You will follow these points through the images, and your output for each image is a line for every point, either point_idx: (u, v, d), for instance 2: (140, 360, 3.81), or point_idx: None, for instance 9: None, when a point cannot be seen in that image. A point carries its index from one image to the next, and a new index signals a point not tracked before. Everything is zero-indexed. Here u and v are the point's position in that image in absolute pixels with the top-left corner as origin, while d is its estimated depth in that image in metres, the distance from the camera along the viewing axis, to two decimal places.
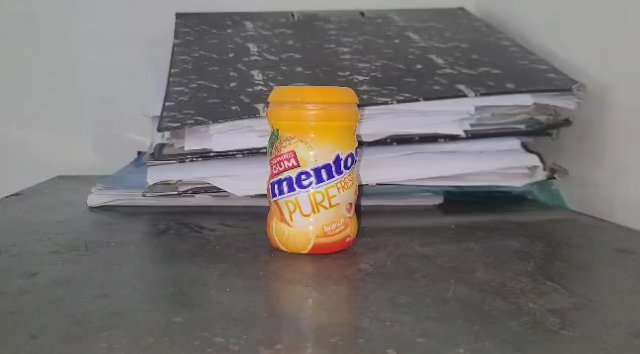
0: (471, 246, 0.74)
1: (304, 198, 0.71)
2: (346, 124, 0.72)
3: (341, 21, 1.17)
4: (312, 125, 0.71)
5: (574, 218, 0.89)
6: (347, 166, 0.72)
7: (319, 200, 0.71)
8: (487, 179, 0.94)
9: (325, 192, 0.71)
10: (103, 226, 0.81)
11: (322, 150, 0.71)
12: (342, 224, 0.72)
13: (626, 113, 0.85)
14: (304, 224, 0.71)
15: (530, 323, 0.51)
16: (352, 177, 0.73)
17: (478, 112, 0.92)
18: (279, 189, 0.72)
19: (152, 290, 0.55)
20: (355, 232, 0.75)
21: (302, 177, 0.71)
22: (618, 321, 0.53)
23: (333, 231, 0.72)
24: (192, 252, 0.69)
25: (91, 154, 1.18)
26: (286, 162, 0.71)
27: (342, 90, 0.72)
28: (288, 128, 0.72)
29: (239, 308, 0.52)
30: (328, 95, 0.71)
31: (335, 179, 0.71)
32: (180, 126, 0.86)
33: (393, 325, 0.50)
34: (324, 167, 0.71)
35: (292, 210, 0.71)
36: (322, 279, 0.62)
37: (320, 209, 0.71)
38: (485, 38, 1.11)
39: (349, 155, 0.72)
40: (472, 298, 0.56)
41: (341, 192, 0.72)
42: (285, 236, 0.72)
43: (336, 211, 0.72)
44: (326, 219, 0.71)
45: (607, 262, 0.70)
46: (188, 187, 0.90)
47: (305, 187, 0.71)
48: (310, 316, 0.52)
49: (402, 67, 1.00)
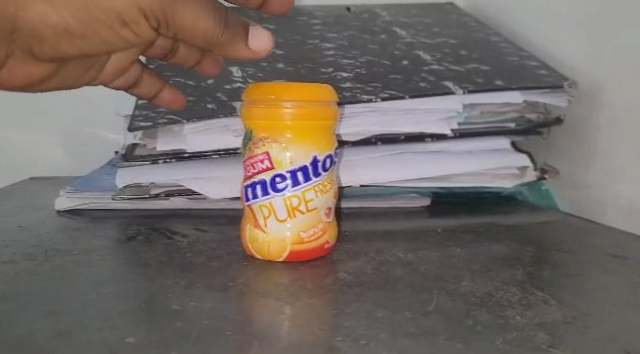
0: (457, 252, 0.70)
1: (279, 203, 0.67)
2: (323, 122, 0.68)
3: (326, 17, 1.13)
4: (287, 125, 0.67)
5: (565, 220, 0.85)
6: (325, 168, 0.69)
7: (296, 205, 0.67)
8: (474, 181, 0.91)
9: (301, 196, 0.67)
10: (69, 232, 0.77)
11: (298, 152, 0.67)
12: (321, 230, 0.68)
13: (618, 111, 0.81)
14: (279, 230, 0.67)
15: (517, 340, 0.48)
16: (330, 180, 0.69)
17: (466, 110, 0.87)
18: (253, 193, 0.68)
19: (112, 306, 0.51)
20: (334, 238, 0.70)
21: (277, 179, 0.67)
22: (612, 338, 0.49)
23: (310, 237, 0.67)
24: (159, 261, 0.65)
25: (59, 152, 1.13)
26: (260, 164, 0.68)
27: (319, 87, 0.68)
28: (262, 127, 0.68)
29: (201, 325, 0.48)
30: (303, 92, 0.67)
31: (312, 182, 0.68)
32: (151, 126, 0.82)
33: (368, 344, 0.46)
34: (300, 169, 0.67)
35: (266, 216, 0.68)
36: (296, 291, 0.58)
37: (296, 213, 0.67)
38: (474, 34, 1.07)
39: (327, 156, 0.69)
40: (455, 310, 0.52)
41: (319, 196, 0.68)
42: (259, 244, 0.68)
43: (313, 215, 0.68)
44: (303, 225, 0.67)
45: (600, 268, 0.66)
46: (161, 190, 0.86)
47: (280, 191, 0.67)
48: (279, 334, 0.48)
49: (388, 63, 0.95)
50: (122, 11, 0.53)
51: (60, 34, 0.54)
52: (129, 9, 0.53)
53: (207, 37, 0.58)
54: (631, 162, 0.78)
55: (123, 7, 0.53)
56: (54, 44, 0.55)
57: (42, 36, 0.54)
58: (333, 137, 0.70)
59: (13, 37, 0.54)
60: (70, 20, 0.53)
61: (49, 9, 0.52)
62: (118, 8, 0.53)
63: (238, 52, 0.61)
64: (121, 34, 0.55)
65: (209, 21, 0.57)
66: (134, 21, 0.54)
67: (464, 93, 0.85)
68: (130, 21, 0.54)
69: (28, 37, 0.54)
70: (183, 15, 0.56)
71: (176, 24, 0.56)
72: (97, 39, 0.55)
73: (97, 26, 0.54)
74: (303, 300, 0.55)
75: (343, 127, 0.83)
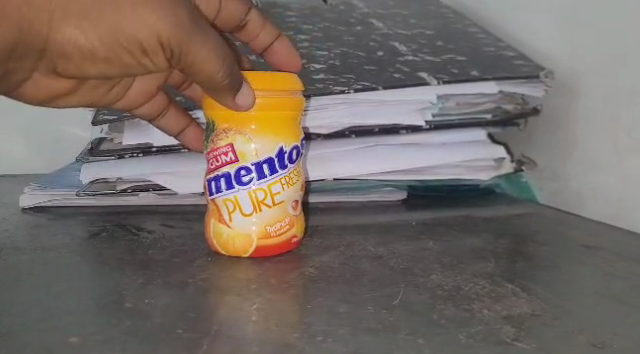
0: (429, 245, 0.68)
1: (244, 197, 0.65)
2: (287, 111, 0.65)
3: (301, 9, 1.09)
4: (250, 115, 0.64)
5: (541, 212, 0.83)
6: (292, 160, 0.67)
7: (262, 198, 0.65)
8: (452, 174, 0.88)
9: (267, 189, 0.65)
10: (30, 230, 0.74)
11: (264, 143, 0.65)
12: (287, 224, 0.66)
13: (595, 102, 0.79)
14: (245, 224, 0.65)
15: (481, 335, 0.49)
16: (298, 172, 0.67)
17: (441, 101, 0.85)
18: (217, 186, 0.66)
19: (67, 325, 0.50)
20: (302, 231, 0.69)
21: (242, 172, 0.65)
22: (580, 330, 0.50)
23: (276, 231, 0.66)
24: (121, 261, 0.63)
25: (21, 149, 1.09)
26: (223, 156, 0.65)
27: (282, 75, 0.64)
28: (224, 117, 0.65)
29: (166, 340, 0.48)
30: (266, 81, 0.63)
31: (278, 175, 0.65)
32: (117, 118, 0.79)
33: (325, 341, 0.48)
34: (265, 162, 0.65)
35: (231, 210, 0.65)
36: (261, 292, 0.56)
37: (262, 207, 0.65)
38: (452, 24, 1.04)
39: (294, 147, 0.66)
40: (420, 303, 0.54)
41: (286, 189, 0.66)
42: (224, 239, 0.66)
43: (280, 209, 0.66)
44: (269, 219, 0.65)
45: (574, 261, 0.64)
46: (128, 185, 0.82)
47: (245, 184, 0.65)
48: (252, 330, 0.50)
49: (363, 54, 0.92)
50: (144, 41, 0.55)
51: (85, 55, 0.56)
52: (152, 42, 0.55)
53: (223, 78, 0.59)
54: (608, 154, 0.77)
55: (146, 38, 0.55)
56: (78, 64, 0.57)
57: (70, 57, 0.56)
58: (299, 125, 0.68)
59: (41, 54, 0.56)
60: (96, 43, 0.55)
61: (78, 32, 0.54)
62: (142, 38, 0.55)
63: (226, 102, 0.62)
64: (141, 62, 0.58)
65: (219, 67, 0.58)
66: (154, 52, 0.56)
67: (438, 83, 0.82)
68: (151, 52, 0.56)
69: (55, 55, 0.56)
70: (203, 53, 0.57)
71: (190, 64, 0.58)
72: (118, 63, 0.58)
73: (121, 52, 0.56)
74: (270, 305, 0.54)
75: (310, 119, 0.81)
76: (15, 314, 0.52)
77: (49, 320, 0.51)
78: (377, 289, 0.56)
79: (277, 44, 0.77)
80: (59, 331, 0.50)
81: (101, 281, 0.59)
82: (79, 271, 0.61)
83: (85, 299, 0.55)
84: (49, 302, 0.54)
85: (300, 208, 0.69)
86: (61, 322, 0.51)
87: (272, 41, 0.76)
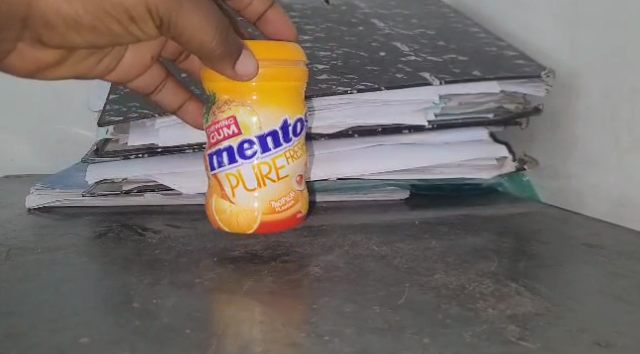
0: (433, 244, 0.69)
1: (248, 171, 0.68)
2: (288, 82, 0.68)
3: (303, 9, 1.09)
4: (252, 86, 0.67)
5: (543, 210, 0.84)
6: (296, 133, 0.70)
7: (266, 173, 0.68)
8: (453, 173, 0.88)
9: (271, 163, 0.68)
10: (37, 231, 0.75)
11: (266, 114, 0.68)
12: (290, 198, 0.70)
13: (597, 100, 0.79)
14: (248, 199, 0.69)
15: (485, 334, 0.50)
16: (300, 146, 0.71)
17: (443, 101, 0.85)
18: (219, 160, 0.69)
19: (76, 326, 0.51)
20: (304, 206, 0.73)
21: (245, 146, 0.68)
22: (582, 329, 0.51)
23: (279, 205, 0.69)
24: (127, 261, 0.64)
25: (26, 149, 1.10)
26: (225, 129, 0.68)
27: (283, 45, 0.68)
28: (226, 89, 0.68)
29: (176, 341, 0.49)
30: (267, 51, 0.67)
31: (282, 148, 0.69)
32: (123, 120, 0.80)
33: (332, 340, 0.49)
34: (269, 135, 0.68)
35: (235, 185, 0.69)
36: (268, 292, 0.56)
37: (266, 181, 0.69)
38: (453, 24, 1.05)
39: (297, 120, 0.70)
40: (425, 303, 0.54)
41: (289, 163, 0.70)
42: (229, 215, 0.69)
43: (283, 183, 0.69)
44: (274, 193, 0.69)
45: (576, 259, 0.65)
46: (133, 186, 0.83)
47: (249, 158, 0.68)
48: (259, 331, 0.50)
49: (365, 54, 0.92)
50: (130, 9, 0.59)
51: (69, 23, 0.60)
52: (138, 8, 0.59)
53: (210, 49, 0.62)
54: (609, 153, 0.77)
55: (132, 6, 0.59)
56: (64, 33, 0.61)
57: (54, 24, 0.60)
58: (301, 97, 0.71)
59: (25, 23, 0.60)
60: (80, 11, 0.59)
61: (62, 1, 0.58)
62: (129, 6, 0.59)
63: (224, 70, 0.65)
64: (128, 29, 0.62)
65: (210, 35, 0.61)
66: (140, 18, 0.60)
67: (440, 83, 0.83)
68: (137, 18, 0.60)
69: (40, 24, 0.60)
70: (189, 22, 0.60)
71: (177, 31, 0.61)
72: (105, 31, 0.61)
73: (106, 19, 0.60)
74: (278, 304, 0.54)
75: (316, 119, 0.82)
76: (25, 314, 0.53)
77: (58, 320, 0.52)
78: (381, 288, 0.57)
79: (272, 13, 0.79)
80: (69, 331, 0.51)
81: (108, 281, 0.59)
82: (86, 271, 0.62)
83: (93, 299, 0.56)
84: (57, 303, 0.55)
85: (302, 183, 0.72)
86: (70, 322, 0.52)
87: (266, 10, 0.78)
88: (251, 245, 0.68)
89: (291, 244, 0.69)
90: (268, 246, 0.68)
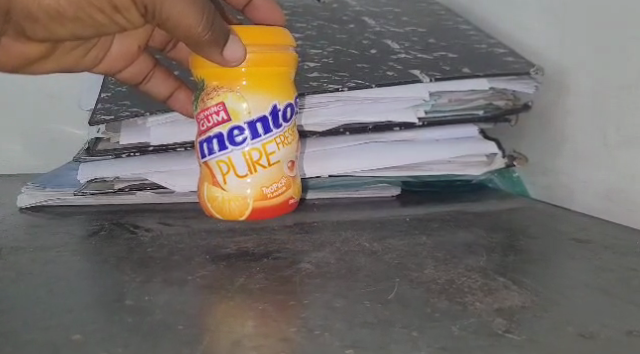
0: (423, 241, 0.69)
1: (239, 158, 0.69)
2: (276, 66, 0.69)
3: (295, 7, 1.10)
4: (241, 72, 0.68)
5: (532, 206, 0.84)
6: (287, 119, 0.71)
7: (257, 159, 0.69)
8: (444, 170, 0.89)
9: (262, 149, 0.69)
10: (29, 230, 0.75)
11: (255, 99, 0.69)
12: (282, 185, 0.71)
13: (585, 95, 0.80)
14: (240, 186, 0.69)
15: (474, 327, 0.51)
16: (291, 131, 0.71)
17: (434, 98, 0.86)
18: (209, 148, 0.70)
19: (69, 325, 0.51)
20: (296, 192, 0.74)
21: (235, 132, 0.68)
22: (567, 321, 0.52)
23: (271, 192, 0.70)
24: (119, 260, 0.64)
25: (18, 148, 1.10)
26: (215, 116, 0.69)
27: (272, 30, 0.69)
28: (215, 75, 0.69)
29: (166, 338, 0.49)
30: (255, 36, 0.68)
31: (272, 134, 0.69)
32: (114, 118, 0.80)
33: (322, 335, 0.50)
34: (259, 120, 0.69)
35: (226, 172, 0.69)
36: (259, 288, 0.57)
37: (257, 168, 0.69)
38: (444, 22, 1.05)
39: (288, 105, 0.71)
40: (415, 298, 0.55)
41: (280, 149, 0.70)
42: (220, 202, 0.70)
43: (275, 169, 0.70)
44: (265, 179, 0.70)
45: (564, 254, 0.66)
46: (125, 184, 0.84)
47: (239, 145, 0.69)
48: (250, 326, 0.51)
49: (356, 52, 0.93)
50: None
51: (53, 15, 0.60)
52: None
53: (195, 36, 0.62)
54: (597, 148, 0.78)
55: None
56: (47, 25, 0.62)
57: (37, 17, 0.60)
58: (290, 82, 0.72)
59: (8, 17, 0.60)
60: (62, 2, 0.59)
61: None
62: None
63: (213, 57, 0.65)
64: (113, 18, 0.62)
65: (196, 19, 0.61)
66: (125, 6, 0.61)
67: (430, 80, 0.84)
68: (122, 7, 0.61)
69: (23, 17, 0.60)
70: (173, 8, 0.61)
71: (162, 17, 0.61)
72: (88, 22, 0.62)
73: (90, 9, 0.60)
74: (269, 300, 0.55)
75: (307, 117, 0.82)
76: (17, 313, 0.53)
77: (50, 318, 0.52)
78: (372, 284, 0.57)
79: (259, 1, 0.79)
80: (62, 329, 0.51)
81: (100, 279, 0.60)
82: (78, 270, 0.62)
83: (85, 297, 0.56)
84: (50, 301, 0.55)
85: (294, 169, 0.73)
86: (63, 320, 0.52)
87: None
88: (242, 242, 0.69)
89: (283, 240, 0.69)
90: (260, 243, 0.68)
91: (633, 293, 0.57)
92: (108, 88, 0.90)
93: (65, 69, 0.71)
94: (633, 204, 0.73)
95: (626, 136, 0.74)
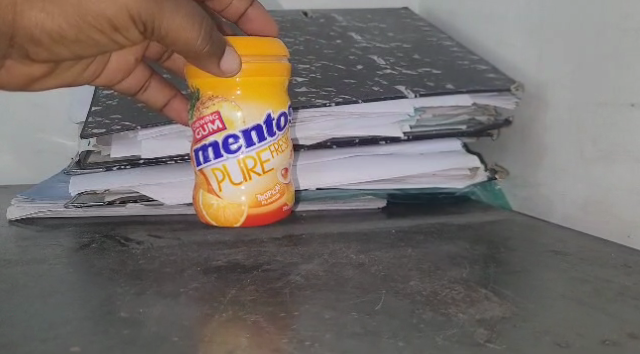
0: (408, 252, 0.71)
1: (234, 166, 0.72)
2: (270, 76, 0.72)
3: (282, 21, 1.11)
4: (235, 81, 0.71)
5: (513, 218, 0.87)
6: (280, 127, 0.74)
7: (251, 167, 0.72)
8: (428, 182, 0.91)
9: (256, 157, 0.72)
10: (21, 242, 0.76)
11: (249, 108, 0.72)
12: (277, 192, 0.75)
13: (562, 110, 0.83)
14: (235, 194, 0.73)
15: (457, 337, 0.53)
16: (285, 140, 0.74)
17: (418, 113, 0.88)
18: (204, 156, 0.73)
19: (63, 337, 0.53)
20: (290, 200, 0.77)
21: (230, 140, 0.72)
22: (545, 331, 0.54)
23: (267, 200, 0.74)
24: (111, 273, 0.66)
25: (6, 158, 1.10)
26: (210, 125, 0.72)
27: (265, 41, 0.71)
28: (209, 85, 0.72)
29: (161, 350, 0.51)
30: (250, 47, 0.70)
31: (266, 143, 0.72)
32: (105, 132, 0.82)
33: (313, 345, 0.52)
34: (253, 129, 0.72)
35: (220, 180, 0.73)
36: (250, 300, 0.59)
37: (252, 175, 0.73)
38: (428, 38, 1.07)
39: (281, 114, 0.74)
40: (401, 308, 0.57)
41: (274, 157, 0.73)
42: (215, 209, 0.74)
43: (269, 177, 0.73)
44: (259, 187, 0.73)
45: (542, 264, 0.68)
46: (116, 197, 0.84)
47: (234, 153, 0.72)
48: (243, 337, 0.53)
49: (344, 68, 0.95)
50: (113, 18, 0.61)
51: (55, 38, 0.62)
52: (120, 17, 0.61)
53: (192, 48, 0.64)
54: (574, 161, 0.81)
55: (114, 15, 0.61)
56: (49, 47, 0.63)
57: (39, 40, 0.62)
58: (283, 91, 0.74)
59: (12, 41, 0.62)
60: (64, 25, 0.61)
61: (45, 17, 0.60)
62: (111, 15, 0.61)
63: (209, 68, 0.68)
64: (112, 38, 0.64)
65: (193, 32, 0.63)
66: (124, 26, 0.62)
67: (415, 96, 0.86)
68: (121, 27, 0.63)
69: (26, 41, 0.62)
70: (170, 24, 0.62)
71: (160, 33, 0.63)
72: (89, 42, 0.64)
73: (90, 30, 0.62)
74: (260, 311, 0.57)
75: (299, 130, 0.84)
76: (14, 325, 0.55)
77: (46, 330, 0.54)
78: (359, 295, 0.60)
79: (252, 12, 0.81)
80: (59, 341, 0.53)
81: (94, 291, 0.61)
82: (73, 284, 0.63)
83: (81, 309, 0.58)
84: (45, 314, 0.57)
85: (289, 177, 0.76)
86: (59, 332, 0.54)
87: (247, 9, 0.81)
88: (233, 254, 0.71)
89: (273, 253, 0.71)
90: (250, 255, 0.70)
91: (607, 303, 0.60)
92: (99, 101, 0.91)
93: (66, 84, 0.73)
94: (609, 215, 0.76)
95: (601, 151, 0.76)
